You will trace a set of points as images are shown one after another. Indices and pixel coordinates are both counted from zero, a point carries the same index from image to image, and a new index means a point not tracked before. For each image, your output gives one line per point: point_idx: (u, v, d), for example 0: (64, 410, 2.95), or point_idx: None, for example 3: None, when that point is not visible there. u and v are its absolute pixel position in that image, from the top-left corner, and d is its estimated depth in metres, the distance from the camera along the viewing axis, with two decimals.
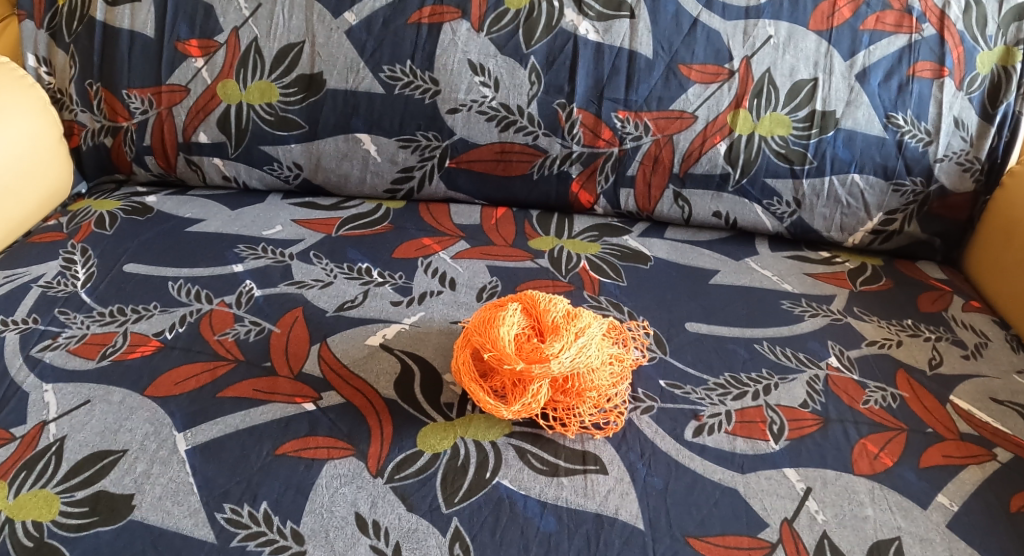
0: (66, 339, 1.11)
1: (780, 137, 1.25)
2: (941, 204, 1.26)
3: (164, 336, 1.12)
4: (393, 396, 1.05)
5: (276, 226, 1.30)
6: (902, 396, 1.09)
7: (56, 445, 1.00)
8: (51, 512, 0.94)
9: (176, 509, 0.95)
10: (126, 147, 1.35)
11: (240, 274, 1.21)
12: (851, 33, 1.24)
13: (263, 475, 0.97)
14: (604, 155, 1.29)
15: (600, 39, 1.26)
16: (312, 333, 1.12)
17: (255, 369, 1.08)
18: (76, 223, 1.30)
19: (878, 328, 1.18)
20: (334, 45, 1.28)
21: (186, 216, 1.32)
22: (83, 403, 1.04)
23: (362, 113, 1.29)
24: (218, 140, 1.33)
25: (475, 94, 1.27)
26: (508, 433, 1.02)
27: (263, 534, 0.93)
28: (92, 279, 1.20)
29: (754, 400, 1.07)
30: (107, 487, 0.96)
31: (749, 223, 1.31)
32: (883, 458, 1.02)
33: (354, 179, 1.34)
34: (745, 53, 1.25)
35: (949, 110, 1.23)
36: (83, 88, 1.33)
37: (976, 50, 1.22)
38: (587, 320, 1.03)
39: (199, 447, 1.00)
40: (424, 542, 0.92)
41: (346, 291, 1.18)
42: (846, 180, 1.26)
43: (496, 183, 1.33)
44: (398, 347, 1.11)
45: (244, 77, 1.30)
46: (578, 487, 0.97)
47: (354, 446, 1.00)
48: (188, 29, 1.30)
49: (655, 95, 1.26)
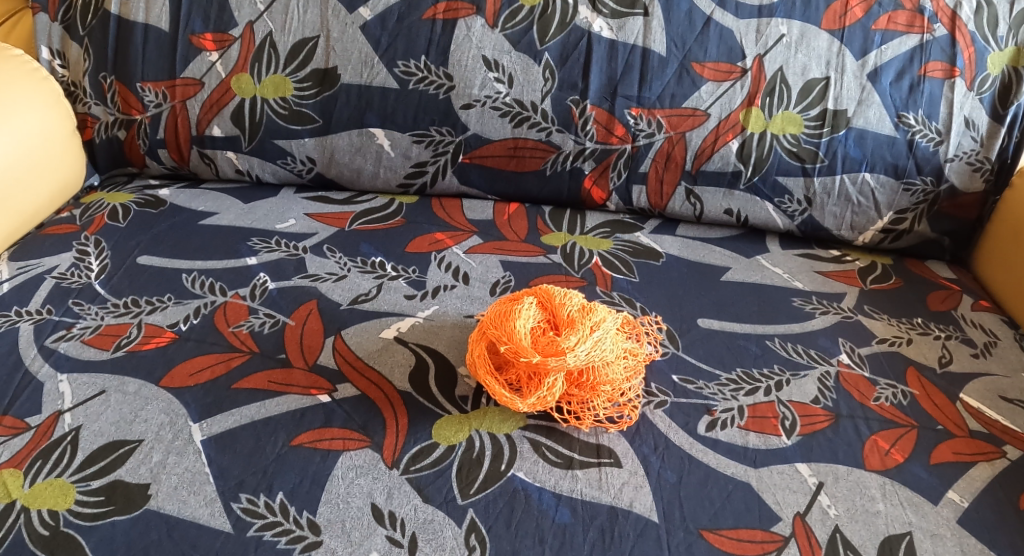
0: (80, 330, 1.12)
1: (792, 136, 1.26)
2: (951, 203, 1.27)
3: (178, 328, 1.12)
4: (408, 388, 1.05)
5: (289, 220, 1.30)
6: (912, 393, 1.09)
7: (71, 435, 1.00)
8: (67, 501, 0.95)
9: (192, 499, 0.95)
10: (139, 140, 1.35)
11: (253, 267, 1.21)
12: (863, 32, 1.24)
13: (279, 466, 0.98)
14: (616, 152, 1.29)
15: (614, 36, 1.27)
16: (326, 326, 1.13)
17: (270, 361, 1.08)
18: (89, 216, 1.31)
19: (889, 326, 1.18)
20: (349, 40, 1.29)
21: (199, 210, 1.32)
22: (98, 394, 1.04)
23: (376, 108, 1.30)
24: (232, 134, 1.33)
25: (488, 90, 1.28)
26: (522, 426, 1.02)
27: (279, 524, 0.93)
28: (106, 270, 1.20)
29: (766, 396, 1.08)
30: (123, 477, 0.97)
31: (760, 221, 1.32)
32: (895, 454, 1.02)
33: (367, 173, 1.34)
34: (758, 52, 1.25)
35: (960, 111, 1.24)
36: (97, 81, 1.34)
37: (987, 51, 1.23)
38: (602, 314, 1.04)
39: (214, 438, 1.00)
40: (440, 533, 0.93)
41: (360, 285, 1.19)
42: (857, 179, 1.27)
43: (508, 179, 1.33)
44: (412, 340, 1.11)
45: (258, 71, 1.30)
46: (593, 481, 0.98)
47: (369, 437, 1.00)
48: (203, 23, 1.31)
49: (668, 92, 1.27)
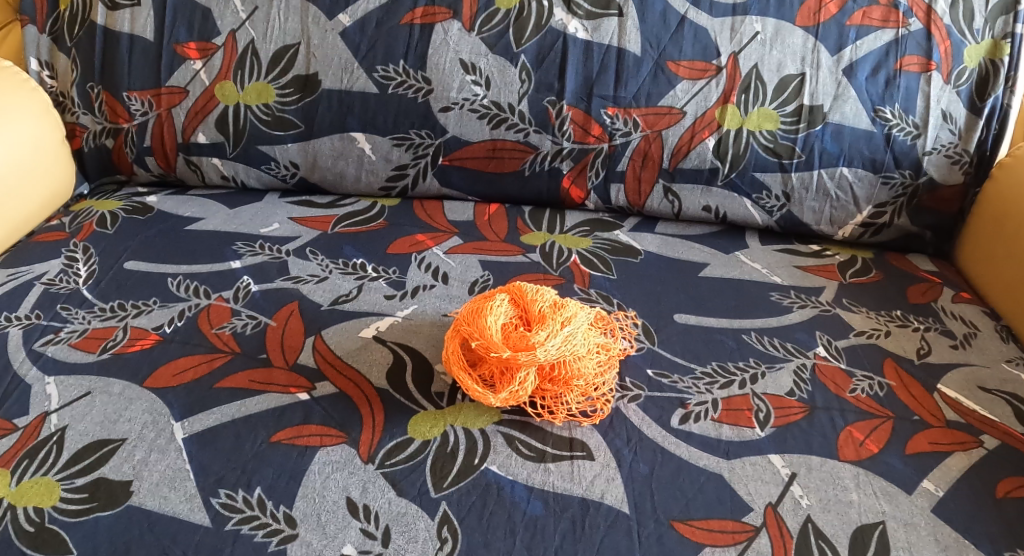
0: (68, 333, 1.14)
1: (768, 132, 1.27)
2: (931, 196, 1.28)
3: (163, 330, 1.15)
4: (385, 385, 1.07)
5: (274, 224, 1.33)
6: (889, 384, 1.10)
7: (57, 435, 1.03)
8: (52, 499, 0.97)
9: (172, 495, 0.97)
10: (126, 148, 1.38)
11: (238, 270, 1.24)
12: (838, 28, 1.25)
13: (258, 462, 1.00)
14: (594, 151, 1.31)
15: (590, 37, 1.28)
16: (308, 326, 1.15)
17: (251, 361, 1.10)
18: (78, 223, 1.33)
19: (867, 319, 1.19)
20: (329, 46, 1.31)
21: (186, 215, 1.35)
22: (84, 395, 1.07)
23: (357, 113, 1.32)
24: (217, 141, 1.36)
25: (466, 93, 1.30)
26: (497, 421, 1.03)
27: (256, 518, 0.95)
28: (94, 276, 1.23)
29: (741, 389, 1.08)
30: (107, 474, 0.99)
31: (739, 217, 1.33)
32: (869, 444, 1.03)
33: (349, 177, 1.36)
34: (733, 49, 1.27)
35: (936, 104, 1.25)
36: (84, 90, 1.36)
37: (963, 44, 1.24)
38: (573, 310, 1.05)
39: (195, 436, 1.02)
40: (413, 526, 0.94)
41: (341, 286, 1.21)
42: (834, 174, 1.27)
43: (489, 180, 1.35)
44: (390, 339, 1.13)
45: (242, 78, 1.33)
46: (565, 473, 0.99)
47: (346, 433, 1.02)
48: (187, 32, 1.33)
49: (644, 91, 1.28)
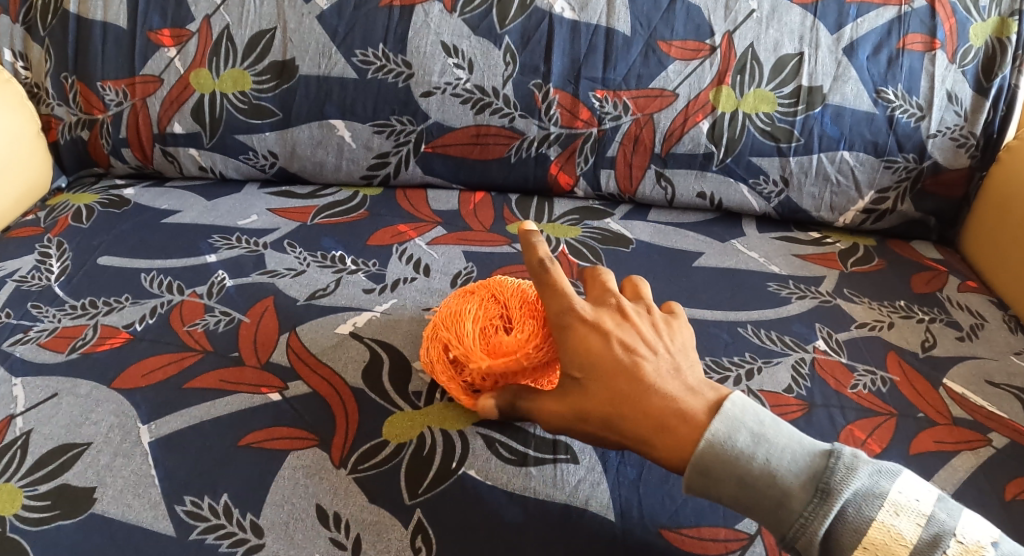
0: (37, 332, 1.10)
1: (764, 115, 1.21)
2: (935, 180, 1.21)
3: (134, 328, 1.10)
4: (360, 384, 1.02)
5: (251, 216, 1.28)
6: (892, 379, 1.04)
7: (21, 439, 0.98)
8: (14, 506, 0.93)
9: (136, 502, 0.93)
10: (102, 139, 1.33)
11: (213, 264, 1.19)
12: (838, 5, 1.19)
13: (225, 467, 0.95)
14: (582, 136, 1.25)
15: (576, 17, 1.23)
16: (282, 322, 1.10)
17: (223, 359, 1.06)
18: (53, 217, 1.28)
19: (869, 310, 1.13)
20: (306, 31, 1.26)
21: (162, 208, 1.30)
22: (51, 397, 1.03)
23: (336, 99, 1.27)
24: (193, 130, 1.31)
25: (448, 77, 1.25)
26: (476, 422, 0.98)
27: (221, 526, 0.91)
28: (66, 272, 1.19)
29: (735, 386, 1.03)
30: (70, 481, 0.95)
31: (735, 204, 1.27)
32: (871, 444, 0.97)
33: (329, 166, 1.31)
34: (727, 28, 1.21)
35: (942, 84, 1.18)
36: (58, 81, 1.32)
37: (969, 22, 1.18)
38: None
39: (163, 439, 0.98)
40: (385, 535, 0.90)
41: (318, 280, 1.16)
42: (835, 157, 1.21)
43: (473, 167, 1.30)
44: (367, 335, 1.08)
45: (216, 65, 1.28)
46: (547, 478, 0.94)
47: (318, 436, 0.98)
48: (161, 18, 1.29)
49: (634, 73, 1.22)
